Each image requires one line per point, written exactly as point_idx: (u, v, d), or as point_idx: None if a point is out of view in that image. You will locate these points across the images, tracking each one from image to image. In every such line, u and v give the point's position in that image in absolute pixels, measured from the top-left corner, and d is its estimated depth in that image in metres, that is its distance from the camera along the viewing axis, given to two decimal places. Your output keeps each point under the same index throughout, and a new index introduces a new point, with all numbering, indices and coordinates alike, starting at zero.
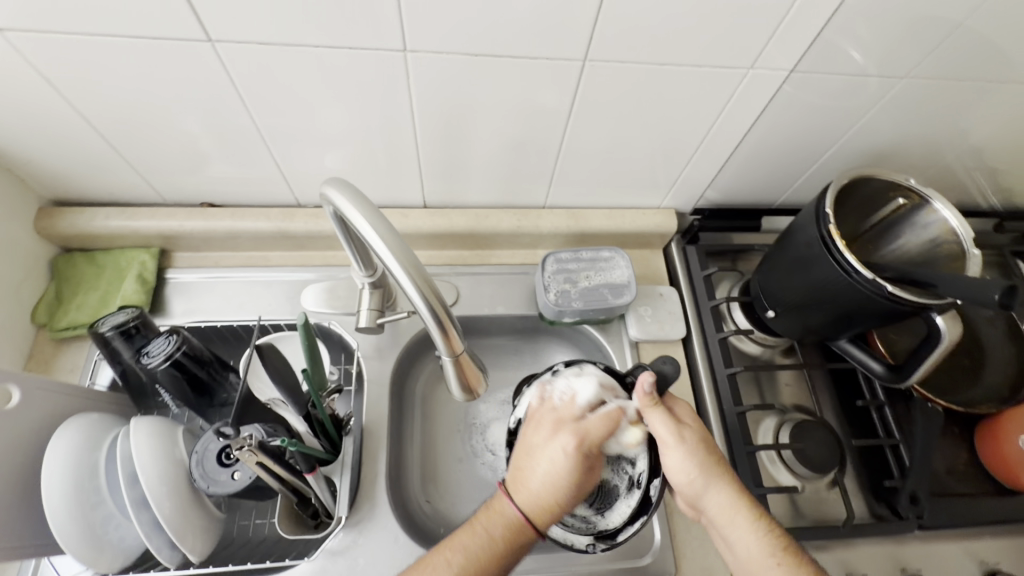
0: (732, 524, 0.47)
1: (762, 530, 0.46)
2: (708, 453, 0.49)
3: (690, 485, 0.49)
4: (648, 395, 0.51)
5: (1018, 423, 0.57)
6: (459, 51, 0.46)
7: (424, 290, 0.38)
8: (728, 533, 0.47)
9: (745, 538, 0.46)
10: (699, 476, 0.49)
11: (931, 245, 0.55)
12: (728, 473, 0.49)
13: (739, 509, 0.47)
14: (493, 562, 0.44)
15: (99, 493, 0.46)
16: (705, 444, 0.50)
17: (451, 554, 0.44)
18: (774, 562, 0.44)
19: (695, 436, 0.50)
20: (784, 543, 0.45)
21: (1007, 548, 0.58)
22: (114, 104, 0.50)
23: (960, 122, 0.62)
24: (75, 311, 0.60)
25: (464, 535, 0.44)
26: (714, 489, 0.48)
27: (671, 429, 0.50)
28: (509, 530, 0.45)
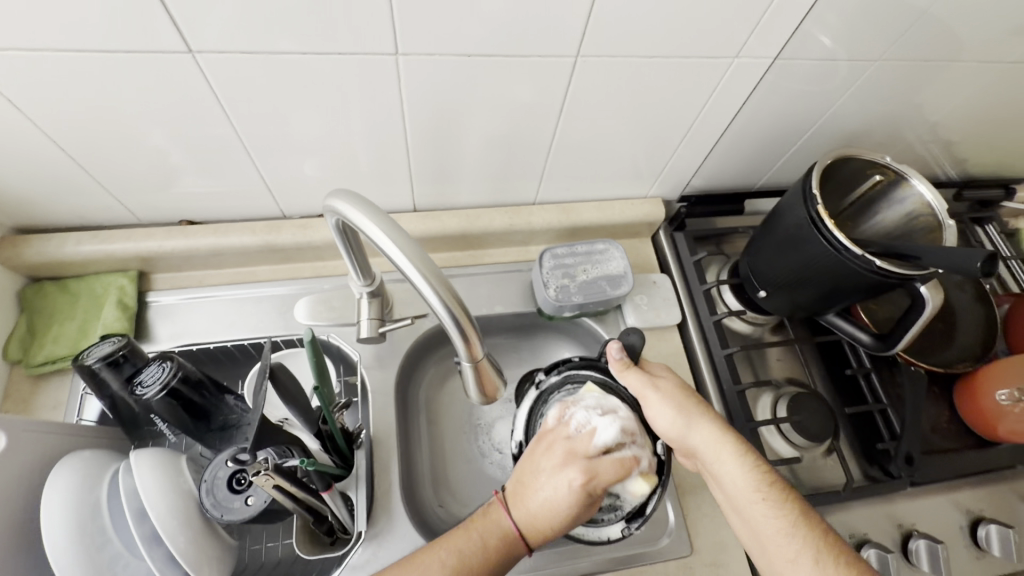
0: (719, 460, 0.49)
1: (747, 463, 0.48)
2: (686, 398, 0.52)
3: (676, 429, 0.52)
4: (619, 361, 0.55)
5: (990, 380, 0.60)
6: (450, 53, 0.46)
7: (444, 297, 0.37)
8: (717, 470, 0.49)
9: (733, 472, 0.48)
10: (681, 419, 0.51)
11: (908, 218, 0.58)
12: (707, 411, 0.51)
13: (722, 444, 0.49)
14: (486, 562, 0.44)
15: (104, 533, 0.43)
16: (681, 390, 0.53)
17: (446, 547, 0.44)
18: (760, 495, 0.46)
19: (672, 385, 0.54)
20: (768, 474, 0.47)
21: (988, 496, 0.63)
22: (82, 122, 0.47)
23: (923, 100, 0.66)
24: (52, 344, 0.56)
25: (459, 535, 0.45)
26: (698, 427, 0.50)
27: (644, 380, 0.54)
28: (499, 543, 0.45)
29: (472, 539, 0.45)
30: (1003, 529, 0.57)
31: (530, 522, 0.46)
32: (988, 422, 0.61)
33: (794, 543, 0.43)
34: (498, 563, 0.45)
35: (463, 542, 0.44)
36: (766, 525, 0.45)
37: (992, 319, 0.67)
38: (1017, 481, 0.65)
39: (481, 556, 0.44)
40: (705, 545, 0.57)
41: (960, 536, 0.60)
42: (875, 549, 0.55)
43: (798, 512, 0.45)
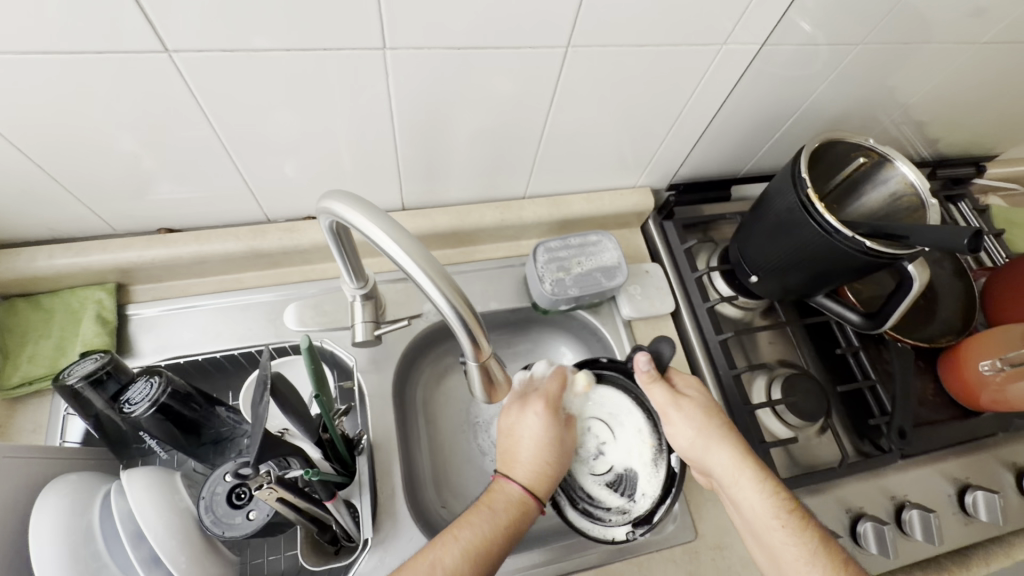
0: (737, 485, 0.50)
1: (766, 490, 0.49)
2: (709, 419, 0.54)
3: (695, 447, 0.54)
4: (646, 373, 0.57)
5: (973, 350, 0.62)
6: (439, 46, 0.44)
7: (449, 296, 0.36)
8: (734, 493, 0.51)
9: (751, 497, 0.49)
10: (701, 441, 0.53)
11: (892, 198, 0.59)
12: (729, 435, 0.53)
13: (741, 469, 0.51)
14: (500, 538, 0.45)
15: (99, 557, 0.41)
16: (704, 410, 0.54)
17: (460, 531, 0.45)
18: (778, 522, 0.48)
19: (694, 404, 0.55)
20: (786, 501, 0.49)
21: (973, 464, 0.65)
22: (50, 129, 0.44)
23: (900, 83, 0.67)
24: (27, 364, 0.54)
25: (474, 515, 0.46)
26: (718, 450, 0.52)
27: (669, 396, 0.56)
28: (511, 503, 0.48)
29: (489, 522, 0.46)
30: (989, 495, 0.59)
31: (532, 464, 0.51)
32: (970, 392, 0.63)
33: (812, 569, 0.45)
34: (517, 530, 0.47)
35: (479, 525, 0.45)
36: (784, 551, 0.46)
37: (970, 293, 0.69)
38: (999, 447, 0.67)
39: (496, 533, 0.45)
40: (708, 529, 0.58)
41: (950, 504, 0.62)
42: (871, 522, 0.56)
43: (817, 540, 0.47)
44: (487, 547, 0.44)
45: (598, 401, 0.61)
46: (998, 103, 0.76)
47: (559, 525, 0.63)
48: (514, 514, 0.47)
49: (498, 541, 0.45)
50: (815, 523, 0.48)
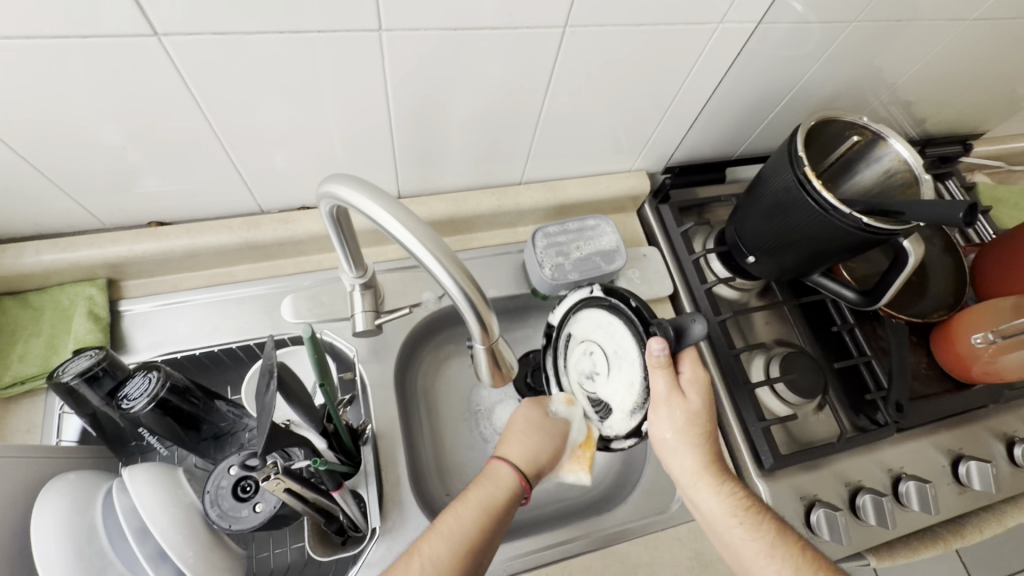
0: (696, 489, 0.50)
1: (724, 491, 0.49)
2: (691, 426, 0.49)
3: (663, 445, 0.51)
4: (658, 359, 0.47)
5: (966, 324, 0.63)
6: (436, 28, 0.44)
7: (456, 277, 0.36)
8: (693, 494, 0.50)
9: (709, 499, 0.49)
10: (673, 443, 0.50)
11: (886, 175, 0.60)
12: (702, 444, 0.49)
13: (703, 475, 0.49)
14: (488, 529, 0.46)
15: (103, 555, 0.40)
16: (694, 415, 0.48)
17: (444, 527, 0.46)
18: (737, 521, 0.47)
19: (684, 407, 0.48)
20: (744, 500, 0.48)
21: (965, 435, 0.66)
22: (34, 120, 0.43)
23: (890, 62, 0.68)
24: (17, 364, 0.52)
25: (461, 512, 0.46)
26: (682, 456, 0.50)
27: (668, 386, 0.48)
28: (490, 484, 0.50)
29: (476, 519, 0.46)
30: (982, 464, 0.61)
31: (519, 445, 0.54)
32: (963, 364, 0.64)
33: (772, 564, 0.45)
34: (497, 512, 0.48)
35: (466, 521, 0.46)
36: (740, 549, 0.47)
37: (961, 268, 0.71)
38: (990, 419, 0.69)
39: (481, 526, 0.46)
40: None
41: (944, 475, 0.63)
42: (870, 494, 0.57)
43: (775, 532, 0.47)
44: (472, 544, 0.45)
45: (610, 332, 0.54)
46: (985, 80, 0.76)
47: (563, 509, 0.63)
48: (508, 490, 0.50)
49: (484, 535, 0.46)
50: (773, 515, 0.48)
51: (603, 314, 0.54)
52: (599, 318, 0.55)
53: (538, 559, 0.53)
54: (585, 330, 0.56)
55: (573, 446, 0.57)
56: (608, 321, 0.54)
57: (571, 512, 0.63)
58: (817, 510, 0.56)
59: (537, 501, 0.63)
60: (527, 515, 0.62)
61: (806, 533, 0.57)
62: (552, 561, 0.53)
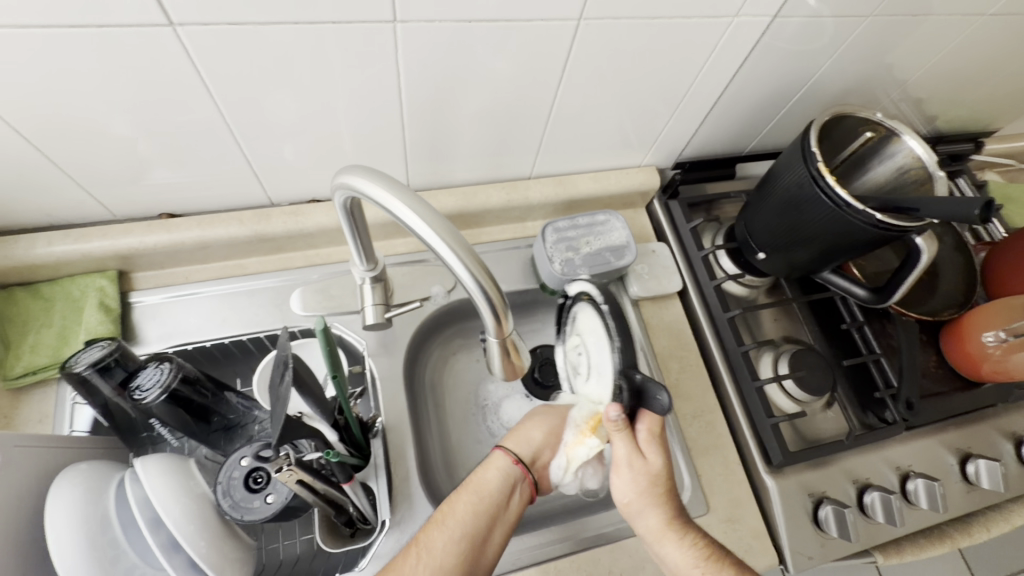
0: (662, 544, 0.49)
1: (687, 542, 0.48)
2: (653, 485, 0.49)
3: (629, 506, 0.50)
4: (616, 424, 0.46)
5: (976, 322, 0.63)
6: (450, 19, 0.44)
7: (471, 268, 0.35)
8: (659, 551, 0.49)
9: (674, 553, 0.48)
10: (638, 503, 0.50)
11: (899, 172, 0.60)
12: (666, 502, 0.50)
13: (666, 532, 0.49)
14: (482, 522, 0.47)
15: (116, 545, 0.41)
16: (656, 475, 0.49)
17: (442, 521, 0.47)
18: (699, 571, 0.47)
19: (645, 469, 0.48)
20: (706, 550, 0.48)
21: (975, 434, 0.66)
22: (48, 109, 0.43)
23: (903, 59, 0.67)
24: (30, 354, 0.52)
25: (457, 503, 0.48)
26: (647, 514, 0.49)
27: (629, 450, 0.48)
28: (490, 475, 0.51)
29: (469, 511, 0.47)
30: (991, 463, 0.60)
31: (513, 431, 0.56)
32: (972, 363, 0.64)
33: None
34: (485, 507, 0.48)
35: (461, 511, 0.47)
36: None
37: (971, 266, 0.70)
38: (999, 418, 0.68)
39: (476, 519, 0.47)
40: (719, 503, 0.59)
41: (951, 473, 0.63)
42: (878, 492, 0.57)
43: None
44: (472, 540, 0.46)
45: (596, 342, 0.49)
46: (998, 78, 0.76)
47: (570, 504, 0.63)
48: (497, 474, 0.51)
49: (481, 528, 0.47)
50: (736, 565, 0.48)
51: (601, 326, 0.47)
52: (595, 323, 0.49)
53: (546, 553, 0.53)
54: (583, 326, 0.52)
55: (578, 423, 0.52)
56: (599, 333, 0.48)
57: (578, 507, 0.63)
58: (825, 507, 0.56)
59: (544, 495, 0.64)
60: (534, 509, 0.62)
61: (815, 529, 0.57)
62: (561, 555, 0.53)
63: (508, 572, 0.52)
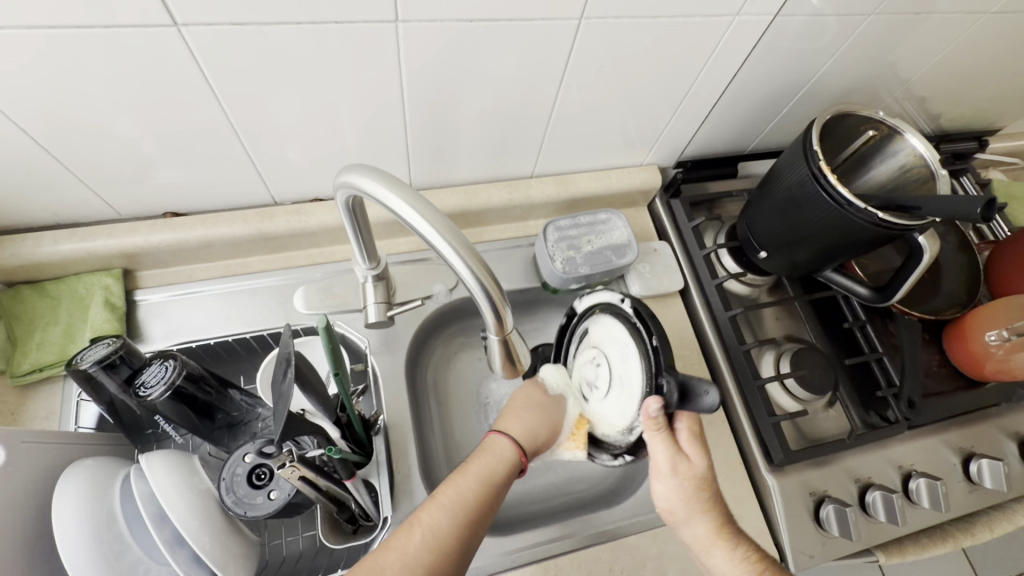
0: (710, 554, 0.48)
1: (738, 556, 0.47)
2: (697, 491, 0.49)
3: (674, 512, 0.51)
4: (653, 419, 0.44)
5: (979, 322, 0.63)
6: (453, 19, 0.44)
7: (472, 266, 0.36)
8: (707, 560, 0.49)
9: (723, 563, 0.48)
10: (683, 510, 0.50)
11: (901, 170, 0.60)
12: (713, 508, 0.49)
13: (716, 540, 0.48)
14: (483, 504, 0.46)
15: (121, 540, 0.41)
16: (699, 479, 0.49)
17: (441, 496, 0.45)
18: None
19: (690, 472, 0.48)
20: (759, 565, 0.47)
21: (978, 434, 0.66)
22: (54, 109, 0.43)
23: (904, 59, 0.67)
24: (37, 351, 0.53)
25: (459, 478, 0.46)
26: (693, 523, 0.49)
27: (668, 455, 0.47)
28: (498, 460, 0.49)
29: (472, 488, 0.46)
30: (994, 463, 0.60)
31: (511, 416, 0.54)
32: (975, 362, 0.63)
33: None
34: (492, 493, 0.47)
35: (465, 489, 0.46)
36: None
37: (974, 265, 0.70)
38: (1002, 417, 0.68)
39: (481, 494, 0.46)
40: None
41: (954, 472, 0.63)
42: (880, 491, 0.57)
43: None
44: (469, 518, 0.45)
45: (620, 351, 0.50)
46: (1002, 77, 0.76)
47: (571, 502, 0.64)
48: (500, 458, 0.49)
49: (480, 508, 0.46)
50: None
51: (627, 334, 0.50)
52: (618, 332, 0.51)
53: (547, 551, 0.53)
54: (600, 336, 0.54)
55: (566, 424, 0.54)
56: (624, 341, 0.50)
57: (579, 504, 0.63)
58: (826, 506, 0.56)
59: (545, 494, 0.64)
60: (537, 507, 0.63)
61: (816, 529, 0.57)
62: (561, 552, 0.54)
63: (508, 569, 0.52)
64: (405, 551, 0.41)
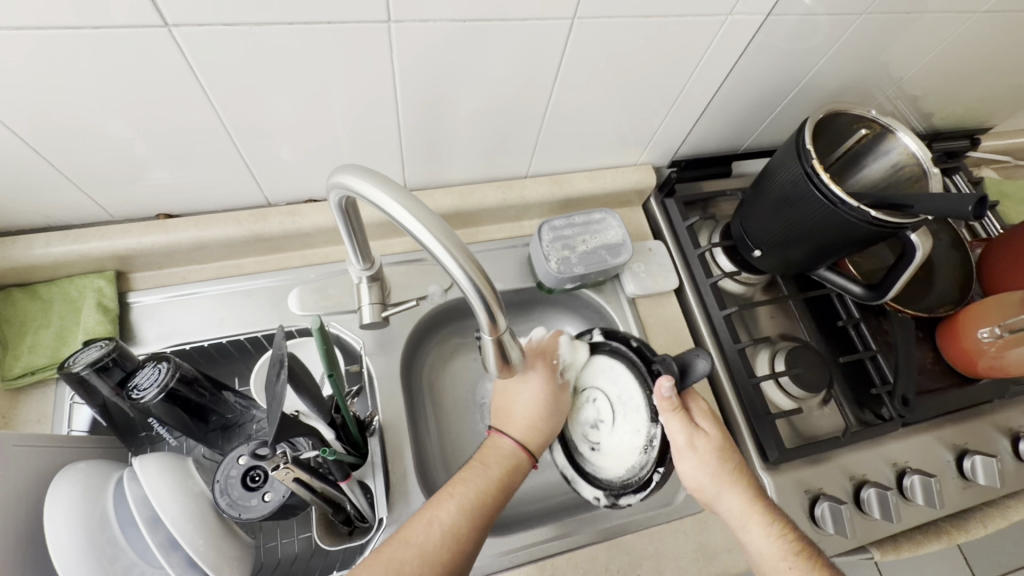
0: (747, 530, 0.48)
1: (774, 533, 0.47)
2: (722, 463, 0.50)
3: (703, 490, 0.51)
4: (668, 398, 0.49)
5: (973, 319, 0.63)
6: (446, 19, 0.44)
7: (464, 266, 0.35)
8: (743, 537, 0.49)
9: (759, 540, 0.47)
10: (713, 486, 0.50)
11: (893, 169, 0.60)
12: (742, 480, 0.50)
13: (752, 514, 0.48)
14: (495, 496, 0.47)
15: (115, 543, 0.41)
16: (719, 452, 0.50)
17: (458, 488, 0.46)
18: (787, 565, 0.46)
19: (709, 443, 0.50)
20: (794, 544, 0.47)
21: (971, 430, 0.66)
22: (44, 110, 0.43)
23: (895, 58, 0.67)
24: (29, 354, 0.53)
25: (471, 472, 0.47)
26: (726, 498, 0.49)
27: (687, 432, 0.50)
28: (505, 458, 0.50)
29: (480, 481, 0.47)
30: (987, 459, 0.60)
31: (513, 414, 0.53)
32: (969, 359, 0.64)
33: None
34: (507, 489, 0.48)
35: (472, 482, 0.47)
36: None
37: (967, 262, 0.71)
38: (995, 414, 0.68)
39: (489, 487, 0.47)
40: None
41: (949, 469, 0.63)
42: (875, 488, 0.57)
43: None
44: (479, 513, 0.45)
45: (613, 377, 0.56)
46: (993, 75, 0.76)
47: (567, 501, 0.64)
48: (504, 455, 0.50)
49: (491, 501, 0.46)
50: (827, 565, 0.46)
51: (615, 355, 0.57)
52: (601, 360, 0.57)
53: (543, 551, 0.53)
54: (586, 377, 0.57)
55: None
56: (613, 363, 0.56)
57: (576, 504, 0.63)
58: (821, 504, 0.56)
59: (541, 493, 0.64)
60: (534, 506, 0.63)
61: (811, 527, 0.57)
62: (557, 552, 0.53)
63: (504, 570, 0.52)
64: (424, 547, 0.42)
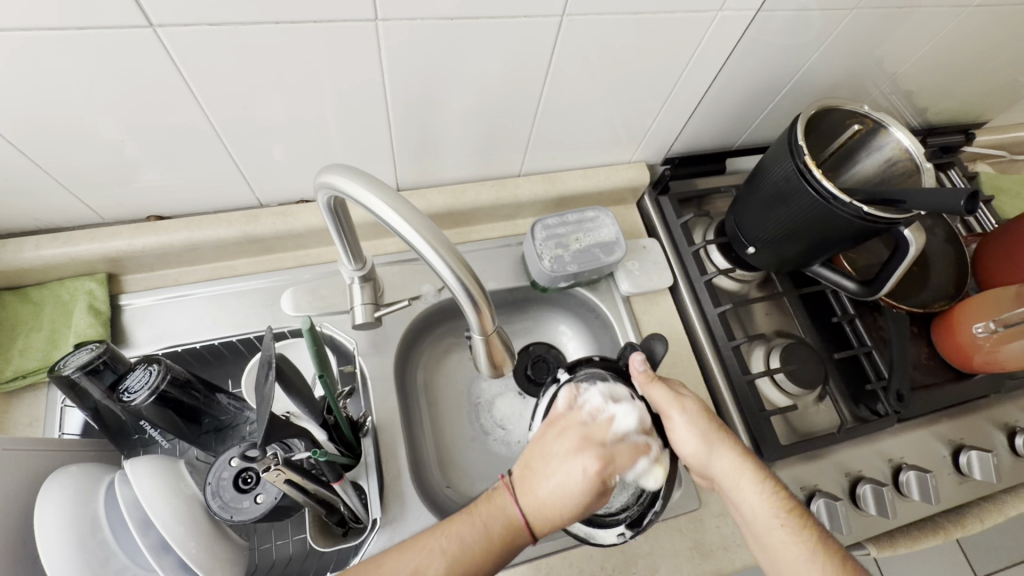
0: (738, 486, 0.48)
1: (767, 489, 0.47)
2: (710, 421, 0.50)
3: (696, 456, 0.50)
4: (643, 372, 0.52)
5: (969, 313, 0.62)
6: (433, 17, 0.44)
7: (453, 266, 0.35)
8: (735, 496, 0.48)
9: (752, 498, 0.47)
10: (704, 445, 0.49)
11: (887, 164, 0.60)
12: (730, 439, 0.50)
13: (744, 470, 0.48)
14: (485, 559, 0.42)
15: (107, 546, 0.41)
16: (705, 412, 0.51)
17: (449, 542, 0.42)
18: (779, 522, 0.45)
19: (697, 405, 0.51)
20: (787, 500, 0.46)
21: (966, 426, 0.66)
22: (29, 112, 0.43)
23: (888, 52, 0.67)
24: (19, 358, 0.52)
25: (466, 528, 0.43)
26: (719, 455, 0.49)
27: (670, 395, 0.50)
28: (505, 529, 0.44)
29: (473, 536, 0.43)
30: (982, 454, 0.60)
31: (536, 493, 0.45)
32: (963, 354, 0.64)
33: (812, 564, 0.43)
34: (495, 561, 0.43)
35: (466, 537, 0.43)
36: (789, 553, 0.44)
37: (962, 257, 0.70)
38: (991, 409, 0.68)
39: (483, 542, 0.43)
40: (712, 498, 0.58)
41: (944, 465, 0.63)
42: (870, 484, 0.57)
43: (816, 535, 0.45)
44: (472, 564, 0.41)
45: None
46: (988, 69, 0.76)
47: None
48: (499, 526, 0.44)
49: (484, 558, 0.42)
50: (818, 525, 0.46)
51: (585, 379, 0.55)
52: None
53: (538, 550, 0.53)
54: None
55: None
56: None
57: None
58: (817, 501, 0.56)
59: None
60: None
61: None
62: (551, 552, 0.53)
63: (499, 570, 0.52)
64: None
